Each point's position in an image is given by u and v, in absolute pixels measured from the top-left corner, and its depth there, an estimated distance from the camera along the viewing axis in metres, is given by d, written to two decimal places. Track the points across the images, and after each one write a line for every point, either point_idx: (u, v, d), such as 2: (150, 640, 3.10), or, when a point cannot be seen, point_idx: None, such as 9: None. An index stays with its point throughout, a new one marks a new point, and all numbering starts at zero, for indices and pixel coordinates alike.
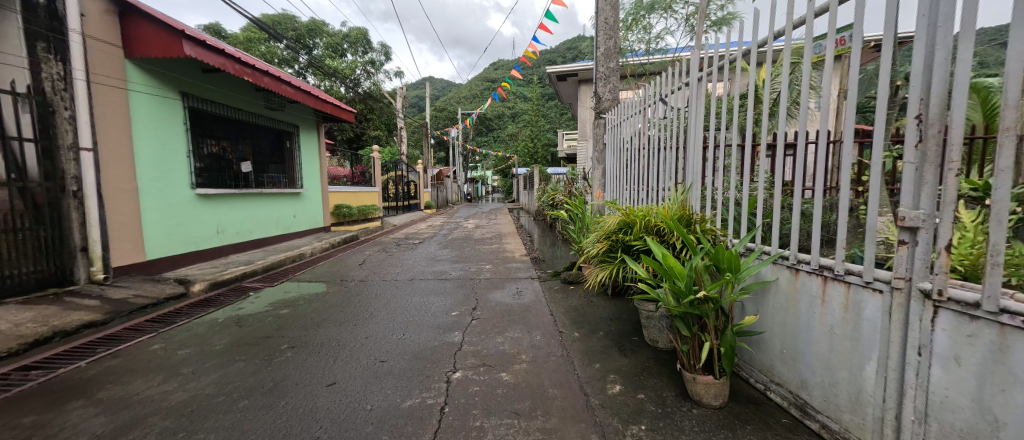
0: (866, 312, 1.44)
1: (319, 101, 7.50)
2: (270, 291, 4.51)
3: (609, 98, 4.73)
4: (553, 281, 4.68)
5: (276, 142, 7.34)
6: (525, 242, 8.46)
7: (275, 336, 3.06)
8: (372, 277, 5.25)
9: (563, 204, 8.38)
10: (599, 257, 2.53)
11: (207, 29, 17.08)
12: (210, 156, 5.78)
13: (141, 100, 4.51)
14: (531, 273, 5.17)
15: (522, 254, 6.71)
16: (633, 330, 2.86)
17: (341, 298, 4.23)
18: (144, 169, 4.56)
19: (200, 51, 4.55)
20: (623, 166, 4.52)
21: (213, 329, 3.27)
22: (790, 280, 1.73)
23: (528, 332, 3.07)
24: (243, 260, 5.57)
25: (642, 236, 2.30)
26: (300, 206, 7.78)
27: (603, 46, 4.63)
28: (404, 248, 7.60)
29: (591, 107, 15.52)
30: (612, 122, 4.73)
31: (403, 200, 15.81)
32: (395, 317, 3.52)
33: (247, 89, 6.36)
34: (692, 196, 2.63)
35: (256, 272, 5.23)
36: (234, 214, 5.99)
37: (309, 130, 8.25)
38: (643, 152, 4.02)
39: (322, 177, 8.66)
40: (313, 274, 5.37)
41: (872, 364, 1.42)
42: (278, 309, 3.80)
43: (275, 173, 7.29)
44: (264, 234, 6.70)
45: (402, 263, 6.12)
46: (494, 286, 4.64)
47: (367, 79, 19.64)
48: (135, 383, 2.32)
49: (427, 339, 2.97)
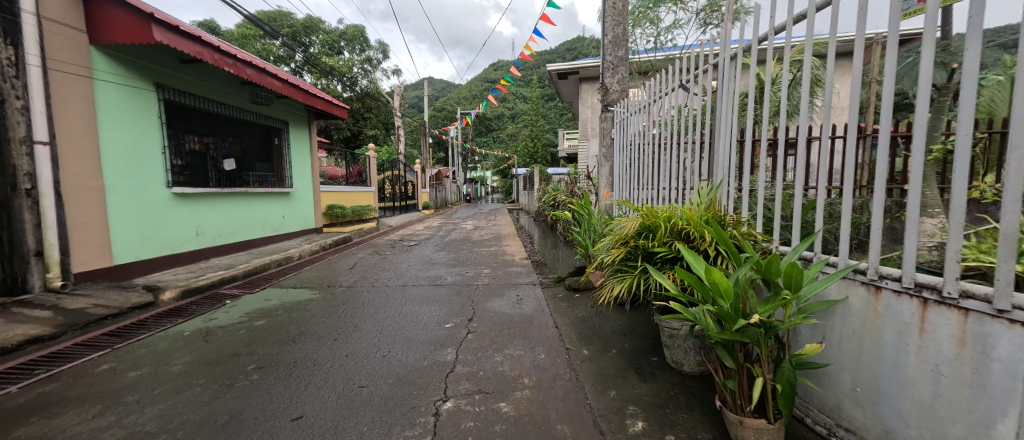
0: (996, 351, 1.10)
1: (309, 96, 7.12)
2: (248, 298, 4.14)
3: (617, 90, 4.35)
4: (557, 288, 4.31)
5: (264, 139, 6.98)
6: (525, 244, 8.10)
7: (244, 354, 2.70)
8: (361, 282, 4.88)
9: (565, 205, 8.02)
10: (615, 266, 2.17)
11: (202, 25, 16.72)
12: (190, 153, 5.44)
13: (108, 90, 4.15)
14: (533, 279, 4.81)
15: (523, 257, 6.34)
16: (651, 348, 2.50)
17: (325, 307, 3.86)
18: (114, 166, 4.21)
19: (173, 36, 4.20)
20: (633, 164, 4.15)
21: (175, 345, 2.90)
22: (868, 302, 1.39)
23: (530, 349, 2.70)
24: (224, 264, 5.21)
25: (668, 242, 1.93)
26: (289, 206, 7.41)
27: (611, 33, 4.25)
28: (398, 251, 7.24)
29: (592, 106, 15.20)
30: (620, 116, 4.36)
31: (400, 200, 15.44)
32: (382, 329, 3.15)
33: (231, 82, 5.99)
34: (722, 194, 2.25)
35: (237, 276, 4.86)
36: (216, 216, 5.63)
37: (300, 127, 7.87)
38: (657, 148, 3.67)
39: (313, 176, 8.29)
40: (299, 279, 5.00)
41: (1009, 421, 1.09)
42: (253, 320, 3.44)
43: (261, 172, 6.92)
44: (250, 236, 6.34)
45: (394, 267, 5.74)
46: (493, 293, 4.28)
47: (365, 77, 19.29)
48: (65, 416, 1.96)
49: (416, 358, 2.60)
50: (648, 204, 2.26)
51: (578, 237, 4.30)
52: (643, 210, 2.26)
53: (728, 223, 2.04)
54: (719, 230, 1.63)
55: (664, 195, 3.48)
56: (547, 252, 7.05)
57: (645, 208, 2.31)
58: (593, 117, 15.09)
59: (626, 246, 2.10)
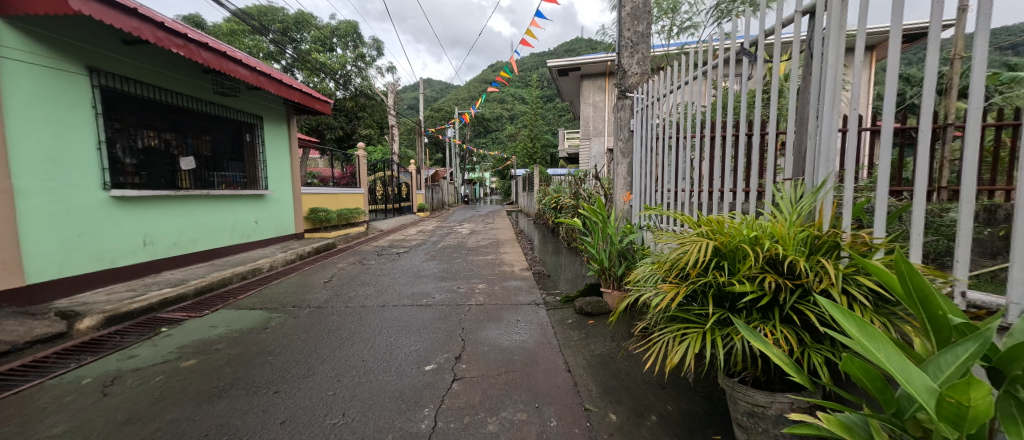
0: None
1: (284, 87, 6.34)
2: (191, 325, 3.41)
3: (638, 72, 3.58)
4: (566, 309, 3.60)
5: (233, 135, 6.24)
6: (526, 251, 7.36)
7: (140, 421, 1.96)
8: (334, 300, 4.16)
9: (570, 209, 7.28)
10: (665, 311, 1.40)
11: (188, 20, 15.90)
12: (145, 151, 4.75)
13: (19, 71, 3.50)
14: (535, 297, 4.08)
15: (523, 268, 5.60)
16: (709, 417, 1.78)
17: (281, 336, 3.12)
18: (25, 165, 3.51)
19: (99, 6, 3.54)
20: (652, 162, 3.40)
21: (60, 402, 2.18)
22: None
23: (537, 411, 1.98)
24: (176, 279, 4.47)
25: (767, 279, 1.22)
26: (263, 210, 6.67)
27: (630, 4, 3.52)
28: (385, 259, 6.52)
29: (593, 104, 14.51)
30: (640, 103, 3.58)
31: (394, 203, 14.67)
32: (340, 376, 2.41)
33: (190, 69, 5.28)
34: (824, 202, 1.49)
35: (187, 295, 4.12)
36: (169, 224, 4.90)
37: (276, 122, 7.12)
38: (687, 143, 2.95)
39: (292, 177, 7.53)
40: (261, 297, 4.26)
41: None
42: (181, 360, 2.70)
43: (231, 172, 6.19)
44: (214, 244, 5.60)
45: (376, 281, 4.98)
46: (488, 317, 3.52)
47: (359, 75, 18.39)
48: None
49: (378, 428, 1.87)
50: (709, 216, 1.53)
51: (589, 249, 3.54)
52: (703, 225, 1.53)
53: (843, 246, 1.31)
54: (911, 272, 0.97)
55: (698, 200, 2.79)
56: (550, 262, 6.29)
57: (702, 220, 1.57)
58: (595, 116, 14.39)
59: (689, 281, 1.34)
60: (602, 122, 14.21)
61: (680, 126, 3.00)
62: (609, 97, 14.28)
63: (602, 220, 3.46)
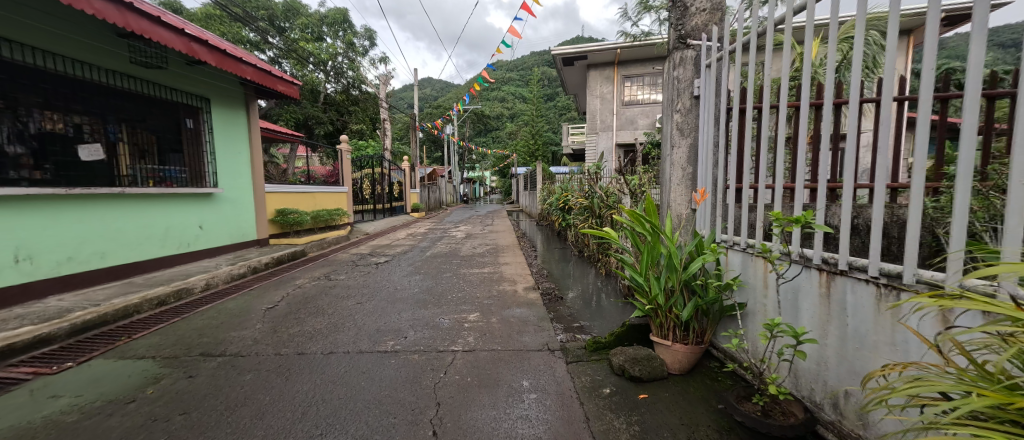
0: None
1: (232, 62, 5.13)
2: (20, 396, 2.22)
3: (707, 8, 2.34)
4: (597, 364, 2.40)
5: (171, 120, 5.07)
6: (530, 259, 6.17)
7: None
8: (265, 340, 2.95)
9: (582, 210, 6.08)
10: None
11: (167, 5, 14.53)
12: (37, 136, 3.68)
13: None
14: (549, 338, 2.88)
15: (528, 287, 4.38)
16: None
17: (142, 423, 1.93)
18: None
19: None
20: (711, 150, 2.28)
21: None
22: None
23: None
24: (56, 309, 3.27)
25: None
26: (210, 211, 5.48)
27: None
28: (358, 272, 5.31)
29: (601, 96, 13.29)
30: (696, 59, 2.39)
31: (385, 202, 13.51)
32: None
33: (99, 27, 4.13)
34: None
35: (56, 335, 2.93)
36: (57, 234, 3.72)
37: (231, 104, 5.96)
38: (796, 111, 1.78)
39: (252, 172, 6.32)
40: (166, 336, 3.06)
41: None
42: None
43: (168, 166, 5.00)
44: (135, 256, 4.43)
45: (334, 307, 3.76)
46: (480, 380, 2.29)
47: (350, 68, 17.26)
48: None
49: None
50: None
51: (630, 275, 2.31)
52: None
53: None
54: None
55: (768, 204, 1.83)
56: (561, 276, 5.07)
57: None
58: (603, 109, 13.24)
59: None
60: (611, 115, 13.11)
61: (767, 87, 1.89)
62: (618, 88, 13.09)
63: (653, 233, 2.18)
